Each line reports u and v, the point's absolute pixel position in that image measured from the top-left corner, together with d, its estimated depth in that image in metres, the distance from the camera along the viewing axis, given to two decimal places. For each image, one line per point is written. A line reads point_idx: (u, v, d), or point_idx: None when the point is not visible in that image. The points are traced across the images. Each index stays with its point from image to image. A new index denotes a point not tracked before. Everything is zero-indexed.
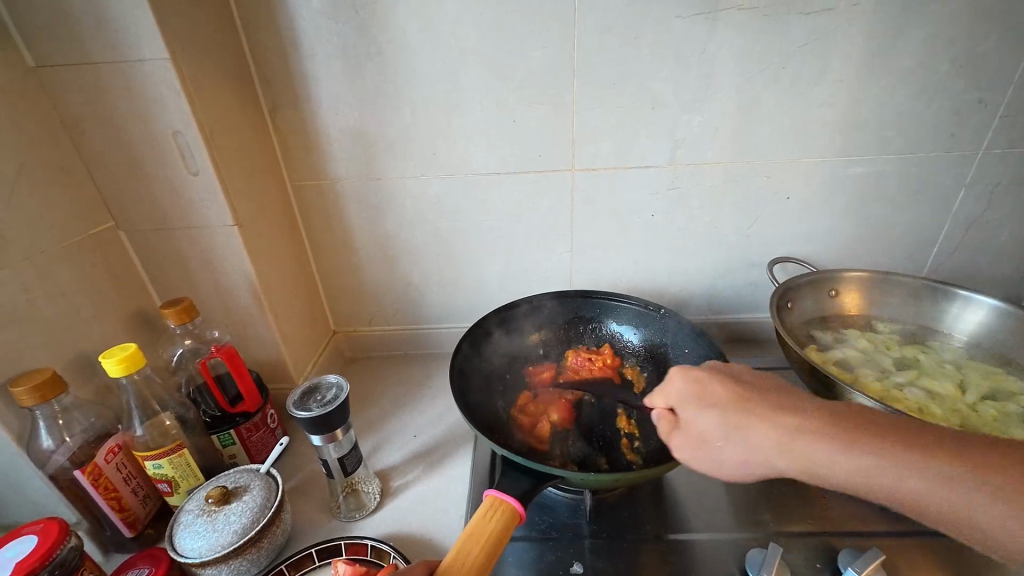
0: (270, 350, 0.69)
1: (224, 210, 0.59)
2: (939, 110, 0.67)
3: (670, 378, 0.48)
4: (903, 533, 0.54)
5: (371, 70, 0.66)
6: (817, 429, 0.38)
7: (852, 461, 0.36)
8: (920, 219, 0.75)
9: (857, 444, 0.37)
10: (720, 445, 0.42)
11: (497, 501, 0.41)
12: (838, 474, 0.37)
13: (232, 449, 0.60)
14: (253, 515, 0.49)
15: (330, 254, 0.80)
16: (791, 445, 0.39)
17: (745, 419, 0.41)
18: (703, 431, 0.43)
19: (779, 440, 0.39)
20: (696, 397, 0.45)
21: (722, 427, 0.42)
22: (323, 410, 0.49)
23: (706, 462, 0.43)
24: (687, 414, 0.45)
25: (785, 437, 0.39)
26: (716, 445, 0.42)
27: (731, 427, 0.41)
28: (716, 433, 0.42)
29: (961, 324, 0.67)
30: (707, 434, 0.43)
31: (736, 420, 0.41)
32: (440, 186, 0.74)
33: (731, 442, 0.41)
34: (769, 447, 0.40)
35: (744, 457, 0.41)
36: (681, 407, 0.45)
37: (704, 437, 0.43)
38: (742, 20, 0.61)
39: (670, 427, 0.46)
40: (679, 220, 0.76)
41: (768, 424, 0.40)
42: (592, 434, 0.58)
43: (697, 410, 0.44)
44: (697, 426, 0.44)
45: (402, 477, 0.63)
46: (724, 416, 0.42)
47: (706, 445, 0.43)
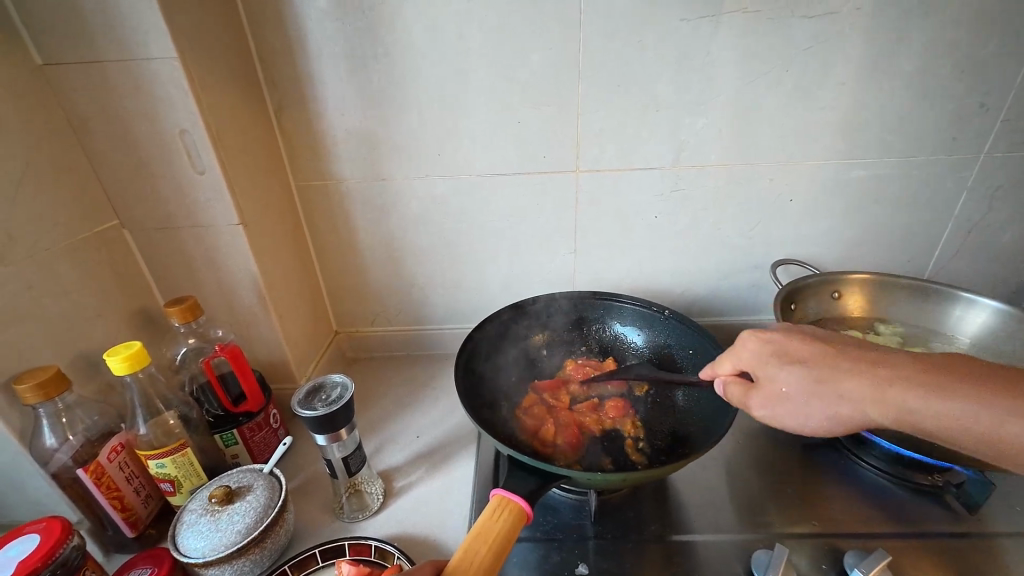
0: (273, 350, 0.69)
1: (229, 209, 0.59)
2: (941, 113, 0.67)
3: (744, 343, 0.48)
4: (909, 534, 0.54)
5: (376, 72, 0.66)
6: (873, 387, 0.40)
7: (902, 395, 0.39)
8: (921, 222, 0.75)
9: (912, 384, 0.39)
10: (786, 393, 0.44)
11: (504, 501, 0.41)
12: (897, 413, 0.39)
13: (235, 449, 0.59)
14: (257, 515, 0.49)
15: (333, 254, 0.80)
16: (857, 385, 0.41)
17: (826, 383, 0.42)
18: (779, 393, 0.45)
19: (856, 396, 0.41)
20: (771, 356, 0.46)
21: (800, 384, 0.43)
22: (329, 409, 0.49)
23: (783, 417, 0.45)
24: (768, 371, 0.46)
25: (833, 395, 0.42)
26: (790, 399, 0.44)
27: (810, 382, 0.43)
28: (791, 394, 0.44)
29: (965, 327, 0.66)
30: (781, 401, 0.45)
31: (813, 383, 0.43)
32: (445, 186, 0.74)
33: (786, 382, 0.44)
34: (838, 406, 0.42)
35: (794, 404, 0.44)
36: (757, 367, 0.46)
37: (777, 399, 0.45)
38: (746, 23, 0.62)
39: (746, 391, 0.47)
40: (682, 222, 0.76)
41: (837, 386, 0.42)
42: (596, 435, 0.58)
43: (779, 368, 0.45)
44: (775, 387, 0.45)
45: (406, 477, 0.63)
46: (807, 376, 0.43)
47: (789, 405, 0.44)
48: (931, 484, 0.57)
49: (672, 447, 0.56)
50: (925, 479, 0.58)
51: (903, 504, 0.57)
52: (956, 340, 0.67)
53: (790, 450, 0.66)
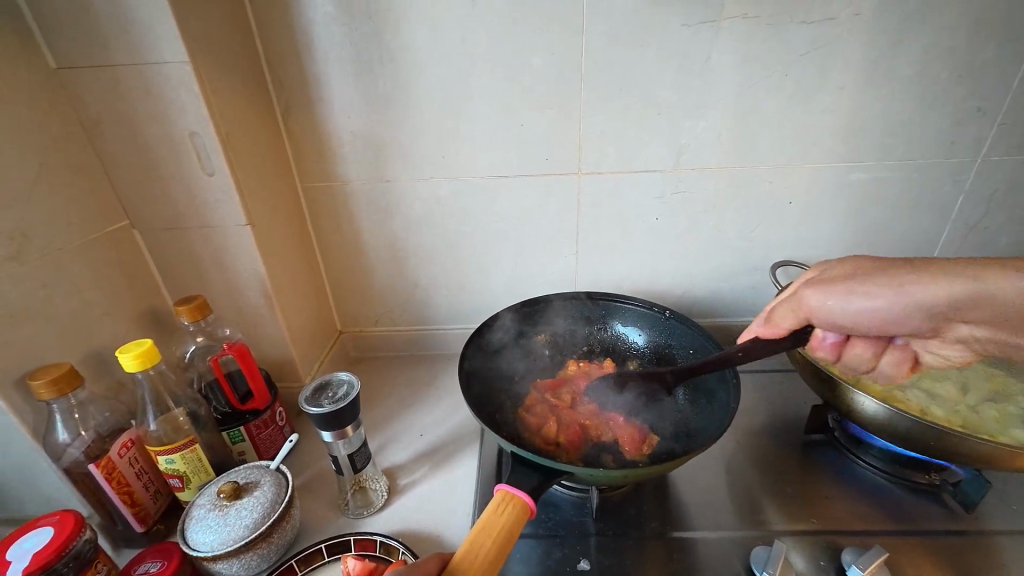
0: (279, 349, 0.70)
1: (237, 210, 0.60)
2: (938, 117, 0.68)
3: (835, 264, 0.53)
4: (907, 532, 0.54)
5: (382, 76, 0.67)
6: (940, 278, 0.45)
7: (947, 291, 0.45)
8: (919, 225, 0.76)
9: (990, 273, 0.44)
10: (877, 298, 0.47)
11: (508, 495, 0.42)
12: (925, 293, 0.46)
13: (242, 446, 0.60)
14: (265, 510, 0.50)
15: (338, 255, 0.81)
16: (941, 284, 0.45)
17: (902, 275, 0.47)
18: (849, 293, 0.48)
19: (906, 283, 0.46)
20: (849, 267, 0.51)
21: (875, 285, 0.47)
22: (335, 406, 0.50)
23: (855, 308, 0.48)
24: (798, 285, 0.53)
25: (913, 282, 0.46)
26: (862, 300, 0.48)
27: (910, 276, 0.46)
28: (878, 304, 0.47)
29: None
30: (855, 295, 0.48)
31: (884, 276, 0.48)
32: (449, 188, 0.75)
33: (849, 279, 0.49)
34: (904, 296, 0.46)
35: (877, 294, 0.47)
36: (839, 275, 0.51)
37: (845, 292, 0.48)
38: (746, 28, 0.63)
39: (800, 302, 0.51)
40: (682, 224, 0.77)
41: (913, 280, 0.46)
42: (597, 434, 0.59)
43: (851, 273, 0.50)
44: (835, 282, 0.49)
45: (409, 475, 0.64)
46: (908, 271, 0.47)
47: (844, 297, 0.48)
48: (928, 482, 0.59)
49: (672, 445, 0.57)
50: (923, 477, 0.59)
51: (902, 502, 0.58)
52: None
53: (789, 450, 0.67)
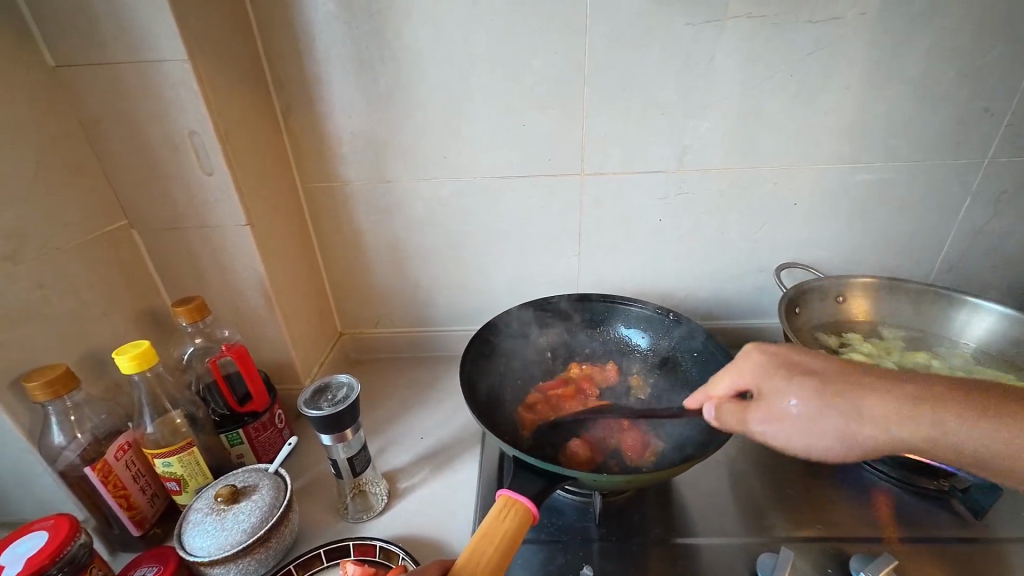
0: (279, 350, 0.69)
1: (237, 209, 0.59)
2: (945, 119, 0.67)
3: (747, 357, 0.45)
4: (915, 539, 0.53)
5: (383, 75, 0.66)
6: (901, 417, 0.38)
7: (912, 431, 0.38)
8: (926, 227, 0.76)
9: (963, 405, 0.38)
10: (799, 409, 0.40)
11: (510, 501, 0.41)
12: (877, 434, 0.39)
13: (240, 448, 0.60)
14: (263, 514, 0.49)
15: (339, 255, 0.80)
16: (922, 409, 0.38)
17: (843, 400, 0.39)
18: (789, 413, 0.40)
19: (873, 413, 0.39)
20: (773, 369, 0.42)
21: (812, 402, 0.40)
22: (334, 409, 0.49)
23: (781, 431, 0.41)
24: (773, 384, 0.42)
25: (852, 419, 0.39)
26: (797, 417, 0.40)
27: (824, 402, 0.39)
28: (798, 410, 0.40)
29: (969, 331, 0.66)
30: (789, 422, 0.41)
31: (832, 403, 0.39)
32: (450, 188, 0.74)
33: (790, 407, 0.40)
34: (845, 428, 0.39)
35: (809, 432, 0.40)
36: (759, 381, 0.43)
37: (781, 420, 0.41)
38: (750, 28, 0.62)
39: (744, 407, 0.43)
40: (685, 225, 0.76)
41: (839, 409, 0.39)
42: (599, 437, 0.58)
43: (788, 381, 0.41)
44: (777, 404, 0.41)
45: (409, 478, 0.63)
46: (822, 393, 0.40)
47: (781, 421, 0.41)
48: (937, 488, 0.57)
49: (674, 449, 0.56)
50: (931, 483, 0.58)
51: (910, 509, 0.57)
52: (959, 344, 0.67)
53: (795, 454, 0.66)
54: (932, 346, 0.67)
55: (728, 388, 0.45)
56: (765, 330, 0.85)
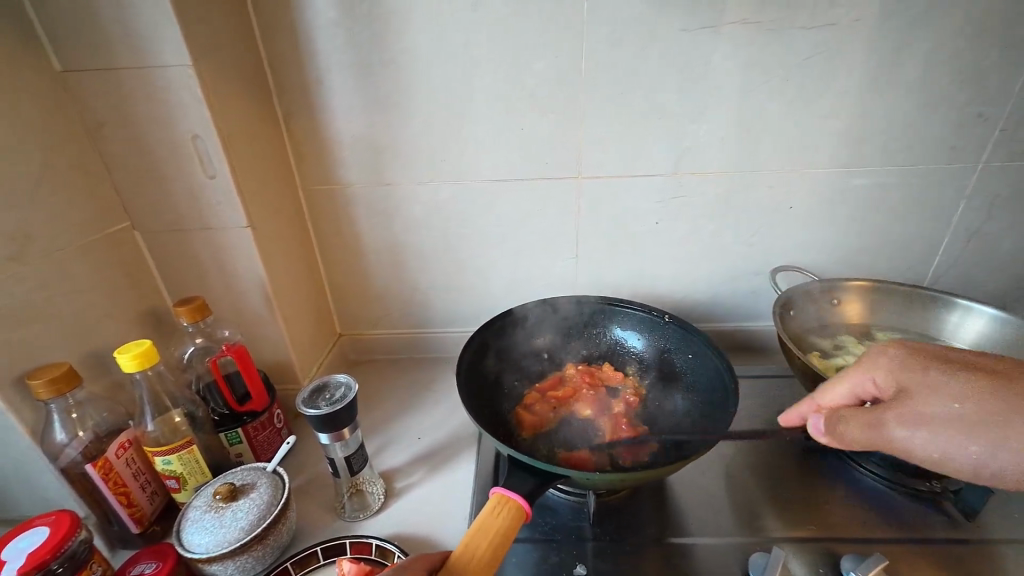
0: (278, 351, 0.70)
1: (237, 211, 0.60)
2: (939, 123, 0.68)
3: (877, 355, 0.45)
4: (906, 539, 0.54)
5: (384, 79, 0.67)
6: (996, 421, 0.37)
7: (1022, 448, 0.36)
8: (921, 230, 0.76)
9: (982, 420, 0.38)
10: (947, 414, 0.39)
11: (504, 497, 0.42)
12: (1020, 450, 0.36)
13: (239, 448, 0.60)
14: (260, 512, 0.50)
15: (338, 256, 0.81)
16: (1022, 423, 0.37)
17: (987, 414, 0.38)
18: (943, 415, 0.40)
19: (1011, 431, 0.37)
20: (926, 364, 0.43)
21: (958, 407, 0.39)
22: (332, 408, 0.50)
23: (932, 440, 0.40)
24: (917, 382, 0.42)
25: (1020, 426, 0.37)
26: (940, 421, 0.40)
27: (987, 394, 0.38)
28: (948, 415, 0.39)
29: (961, 335, 0.67)
30: (940, 425, 0.39)
31: (973, 406, 0.39)
32: (448, 191, 0.75)
33: (938, 399, 0.40)
34: (997, 450, 0.37)
35: (961, 430, 0.39)
36: (904, 379, 0.43)
37: (926, 420, 0.40)
38: (749, 33, 0.63)
39: (876, 408, 0.43)
40: (682, 228, 0.77)
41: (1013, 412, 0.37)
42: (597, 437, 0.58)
43: (937, 378, 0.41)
44: (923, 406, 0.41)
45: (406, 478, 0.64)
46: (975, 393, 0.39)
47: (921, 421, 0.41)
48: (929, 490, 0.58)
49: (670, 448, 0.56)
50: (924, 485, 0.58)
51: (904, 511, 0.57)
52: (952, 348, 0.67)
53: (790, 455, 0.66)
54: (927, 348, 0.67)
55: (845, 394, 0.48)
56: (762, 332, 0.86)
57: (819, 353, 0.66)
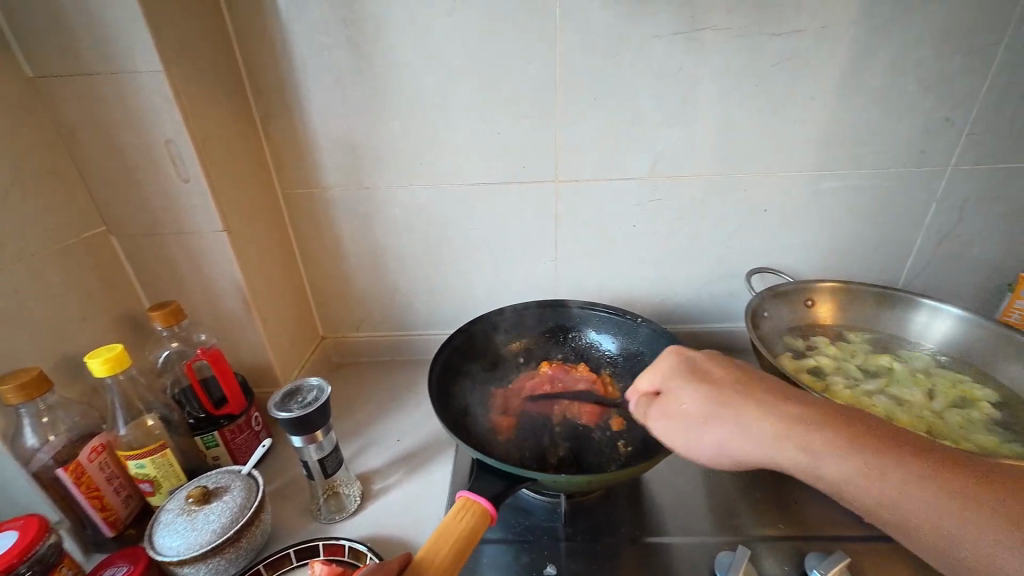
0: (257, 354, 0.70)
1: (213, 215, 0.60)
2: (908, 128, 0.69)
3: (664, 358, 0.46)
4: (873, 537, 0.55)
5: (360, 84, 0.68)
6: (853, 439, 0.35)
7: (945, 498, 0.32)
8: (894, 232, 0.77)
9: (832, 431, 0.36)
10: (692, 407, 0.41)
11: (468, 501, 0.42)
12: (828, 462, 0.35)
13: (216, 451, 0.60)
14: (233, 515, 0.50)
15: (318, 260, 0.81)
16: (850, 436, 0.35)
17: (729, 408, 0.40)
18: (682, 411, 0.42)
19: (769, 424, 0.38)
20: (688, 369, 0.44)
21: (705, 401, 0.41)
22: (303, 411, 0.50)
23: (691, 430, 0.41)
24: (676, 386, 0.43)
25: (774, 431, 0.37)
26: (690, 413, 0.41)
27: (711, 406, 0.40)
28: (691, 411, 0.41)
29: (930, 333, 0.67)
30: (697, 418, 0.41)
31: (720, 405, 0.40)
32: (427, 195, 0.76)
33: (701, 396, 0.41)
34: (735, 437, 0.39)
35: (698, 424, 0.41)
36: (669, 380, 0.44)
37: (687, 416, 0.42)
38: (719, 40, 0.64)
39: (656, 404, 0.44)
40: (660, 231, 0.78)
41: (748, 416, 0.38)
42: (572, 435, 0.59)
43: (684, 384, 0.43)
44: (677, 403, 0.42)
45: (384, 480, 0.64)
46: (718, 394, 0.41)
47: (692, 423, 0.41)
48: None
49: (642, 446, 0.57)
50: None
51: None
52: (922, 346, 0.68)
53: None
54: (896, 348, 0.68)
55: (646, 387, 0.46)
56: (740, 333, 0.87)
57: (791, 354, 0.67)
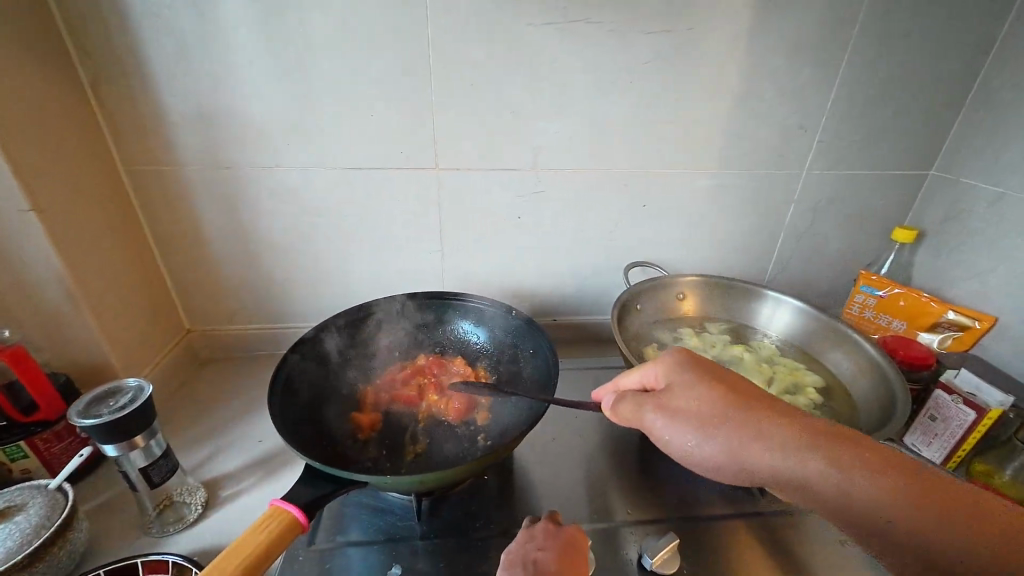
0: (91, 352, 0.62)
1: (15, 193, 0.52)
2: (767, 132, 0.74)
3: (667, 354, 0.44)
4: (719, 515, 0.59)
5: (210, 51, 0.61)
6: (811, 445, 0.35)
7: (909, 501, 0.32)
8: (759, 230, 0.83)
9: (821, 446, 0.35)
10: (690, 408, 0.39)
11: (278, 510, 0.39)
12: (819, 471, 0.34)
13: (24, 463, 0.53)
14: (24, 537, 0.44)
15: (176, 245, 0.73)
16: (818, 445, 0.35)
17: (728, 415, 0.38)
18: (683, 409, 0.40)
19: (759, 436, 0.37)
20: (692, 369, 0.42)
21: (704, 405, 0.39)
22: (113, 416, 0.45)
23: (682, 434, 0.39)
24: (673, 386, 0.41)
25: (750, 438, 0.37)
26: (684, 414, 0.39)
27: (721, 409, 0.38)
28: (688, 413, 0.39)
29: (773, 324, 0.73)
30: (683, 418, 0.39)
31: (718, 410, 0.38)
32: (297, 178, 0.70)
33: (693, 398, 0.40)
34: (736, 447, 0.37)
35: (699, 426, 0.39)
36: (670, 379, 0.42)
37: (675, 414, 0.40)
38: (592, 33, 0.64)
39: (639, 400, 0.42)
40: (544, 222, 0.78)
41: (739, 422, 0.37)
42: (432, 432, 0.57)
43: (688, 384, 0.41)
44: (675, 400, 0.40)
45: (235, 485, 0.59)
46: (719, 399, 0.39)
47: (676, 423, 0.40)
48: None
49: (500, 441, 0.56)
50: None
51: (719, 490, 0.62)
52: (768, 336, 0.74)
53: (631, 442, 0.70)
54: (749, 338, 0.73)
55: (636, 382, 0.45)
56: None
57: (654, 346, 0.70)
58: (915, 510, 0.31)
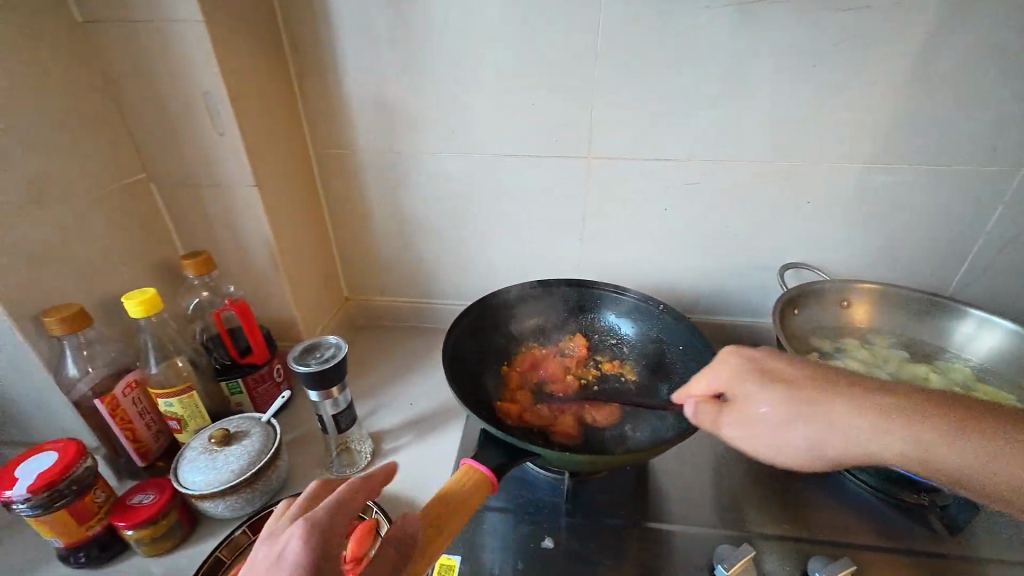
0: (283, 311, 0.73)
1: (246, 170, 0.61)
2: (980, 123, 0.63)
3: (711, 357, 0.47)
4: (890, 548, 0.53)
5: (395, 45, 0.67)
6: (864, 413, 0.38)
7: (923, 435, 0.37)
8: (948, 235, 0.72)
9: (879, 418, 0.38)
10: (763, 411, 0.41)
11: (468, 468, 0.43)
12: (862, 430, 0.38)
13: (239, 398, 0.63)
14: (251, 458, 0.53)
15: (346, 222, 0.82)
16: (840, 407, 0.39)
17: (789, 405, 0.40)
18: (754, 415, 0.42)
19: (807, 415, 0.40)
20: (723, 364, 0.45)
21: (775, 405, 0.41)
22: (321, 366, 0.52)
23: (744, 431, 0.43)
24: (712, 381, 0.45)
25: (799, 415, 0.40)
26: (761, 416, 0.41)
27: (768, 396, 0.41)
28: (762, 413, 0.42)
29: (973, 346, 0.64)
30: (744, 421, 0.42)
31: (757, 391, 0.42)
32: (456, 164, 0.74)
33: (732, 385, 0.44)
34: (814, 434, 0.39)
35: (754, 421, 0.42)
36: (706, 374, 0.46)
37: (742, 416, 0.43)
38: (776, 14, 0.59)
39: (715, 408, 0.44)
40: (692, 216, 0.75)
41: (788, 404, 0.40)
42: (579, 418, 0.58)
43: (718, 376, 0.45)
44: (705, 392, 0.46)
45: (394, 441, 0.66)
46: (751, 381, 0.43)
47: (735, 422, 0.43)
48: (915, 502, 0.57)
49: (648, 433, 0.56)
50: (909, 496, 0.57)
51: (887, 521, 0.56)
52: (964, 359, 0.65)
53: None
54: (935, 358, 0.65)
55: (703, 390, 0.46)
56: (767, 330, 0.84)
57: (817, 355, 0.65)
58: (943, 443, 0.36)
